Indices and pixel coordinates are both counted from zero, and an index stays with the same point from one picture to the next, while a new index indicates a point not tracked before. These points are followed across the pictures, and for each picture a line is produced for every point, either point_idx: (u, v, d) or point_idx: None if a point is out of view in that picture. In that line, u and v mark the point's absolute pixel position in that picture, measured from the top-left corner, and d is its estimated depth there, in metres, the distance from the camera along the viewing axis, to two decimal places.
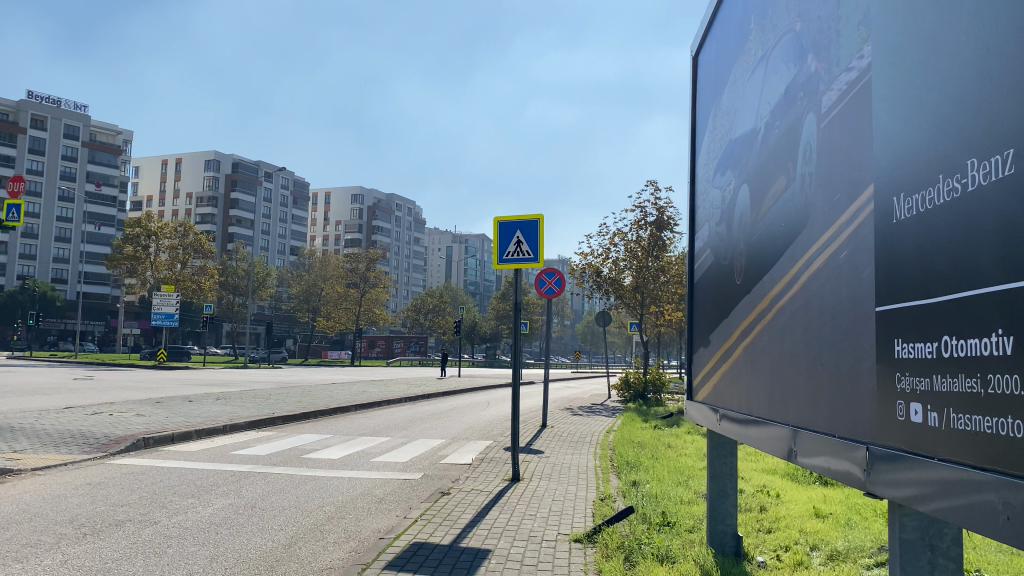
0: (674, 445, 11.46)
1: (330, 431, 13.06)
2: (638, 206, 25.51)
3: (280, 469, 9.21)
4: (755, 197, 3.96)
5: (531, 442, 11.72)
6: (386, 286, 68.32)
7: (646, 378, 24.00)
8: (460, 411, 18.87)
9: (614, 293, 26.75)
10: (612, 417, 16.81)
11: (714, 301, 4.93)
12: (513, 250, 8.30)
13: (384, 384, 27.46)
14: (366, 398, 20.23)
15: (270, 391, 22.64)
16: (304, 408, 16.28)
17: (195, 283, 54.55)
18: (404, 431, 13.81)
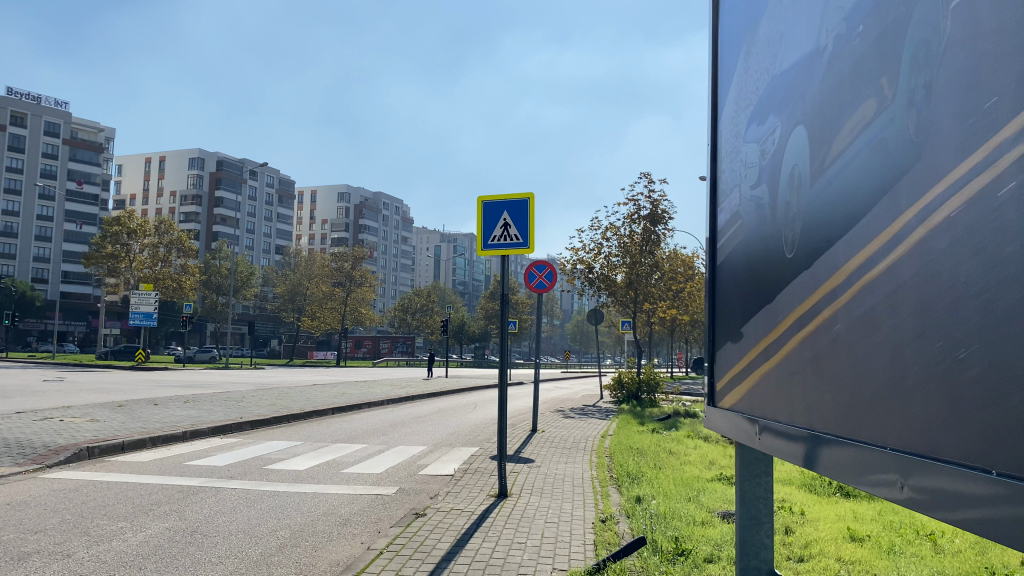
0: (676, 453, 10.46)
1: (302, 439, 12.00)
2: (632, 199, 24.53)
3: (237, 483, 8.16)
4: (820, 134, 2.97)
5: (519, 449, 10.69)
6: (373, 285, 67.17)
7: (639, 377, 23.07)
8: (446, 414, 17.81)
9: (606, 290, 25.73)
10: (606, 419, 15.82)
11: (746, 283, 3.94)
12: (498, 234, 7.29)
13: (367, 385, 26.39)
14: (345, 400, 19.14)
15: (245, 393, 21.50)
16: (277, 411, 15.19)
17: (176, 281, 53.22)
18: (382, 437, 12.76)
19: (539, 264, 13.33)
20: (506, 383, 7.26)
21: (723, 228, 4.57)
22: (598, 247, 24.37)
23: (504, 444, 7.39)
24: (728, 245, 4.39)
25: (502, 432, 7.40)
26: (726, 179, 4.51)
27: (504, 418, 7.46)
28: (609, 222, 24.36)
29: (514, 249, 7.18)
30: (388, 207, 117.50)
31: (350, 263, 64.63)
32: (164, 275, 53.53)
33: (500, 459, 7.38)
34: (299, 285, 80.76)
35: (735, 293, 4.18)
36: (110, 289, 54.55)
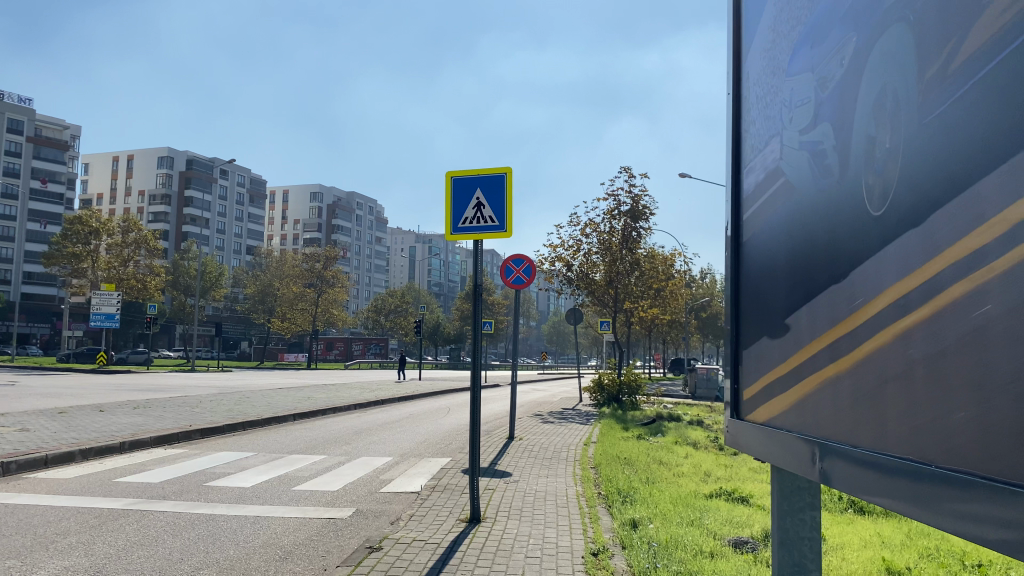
0: (667, 463, 9.50)
1: (255, 450, 10.89)
2: (611, 194, 23.60)
3: (168, 505, 7.05)
4: (941, 29, 2.02)
5: (495, 460, 9.62)
6: (346, 286, 65.77)
7: (620, 379, 22.15)
8: (416, 420, 16.71)
9: (585, 288, 24.81)
10: (586, 425, 14.83)
11: (799, 255, 2.98)
12: (470, 216, 6.29)
13: (334, 388, 25.22)
14: (309, 405, 17.99)
15: (204, 397, 20.24)
16: (232, 418, 14.05)
17: (140, 281, 51.58)
18: (345, 447, 11.67)
19: (516, 258, 12.34)
20: (479, 384, 6.15)
21: (752, 195, 3.63)
22: (578, 243, 23.37)
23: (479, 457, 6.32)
24: (762, 215, 3.43)
25: (476, 441, 6.32)
26: (757, 130, 3.57)
27: (478, 424, 6.38)
28: (589, 217, 23.39)
29: (489, 233, 6.19)
30: (363, 208, 116.13)
31: (322, 263, 63.18)
32: (128, 275, 51.85)
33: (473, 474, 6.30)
34: (270, 286, 79.31)
35: (773, 276, 3.24)
36: (72, 289, 52.73)
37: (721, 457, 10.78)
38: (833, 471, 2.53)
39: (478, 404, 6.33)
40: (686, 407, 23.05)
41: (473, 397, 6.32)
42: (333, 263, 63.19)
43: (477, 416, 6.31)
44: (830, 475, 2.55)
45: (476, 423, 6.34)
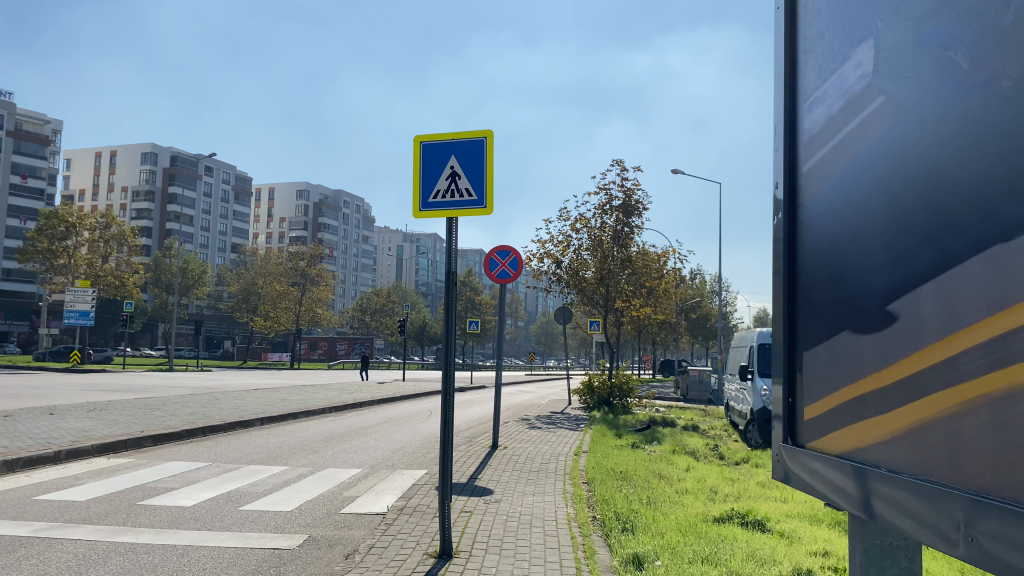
0: (667, 478, 8.48)
1: (209, 461, 9.79)
2: (603, 188, 22.54)
3: (85, 531, 5.95)
4: None
5: (476, 473, 8.57)
6: (330, 286, 64.50)
7: (612, 381, 21.16)
8: (395, 424, 15.64)
9: (575, 286, 23.80)
10: (575, 430, 13.83)
11: (908, 211, 2.02)
12: (443, 188, 5.25)
13: (312, 390, 24.12)
14: (282, 409, 16.92)
15: (171, 399, 19.07)
16: (193, 422, 12.96)
17: (118, 278, 50.27)
18: (311, 456, 10.59)
19: (501, 249, 11.31)
20: (453, 390, 5.08)
21: (817, 136, 2.65)
22: (568, 239, 22.33)
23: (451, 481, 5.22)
24: (841, 160, 2.45)
25: (448, 461, 5.21)
26: (828, 45, 2.57)
27: (450, 439, 5.28)
28: (579, 212, 22.39)
29: (466, 209, 5.15)
30: (350, 207, 114.89)
31: (306, 261, 61.80)
32: (105, 271, 50.60)
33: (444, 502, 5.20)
34: (254, 284, 78.01)
35: (862, 247, 2.26)
36: (48, 286, 51.34)
37: (726, 471, 9.77)
38: (1000, 549, 1.55)
39: (452, 414, 5.24)
40: (680, 411, 22.08)
41: (446, 407, 5.23)
42: (318, 261, 61.84)
43: (449, 430, 5.21)
44: (995, 554, 1.56)
45: (448, 438, 5.24)
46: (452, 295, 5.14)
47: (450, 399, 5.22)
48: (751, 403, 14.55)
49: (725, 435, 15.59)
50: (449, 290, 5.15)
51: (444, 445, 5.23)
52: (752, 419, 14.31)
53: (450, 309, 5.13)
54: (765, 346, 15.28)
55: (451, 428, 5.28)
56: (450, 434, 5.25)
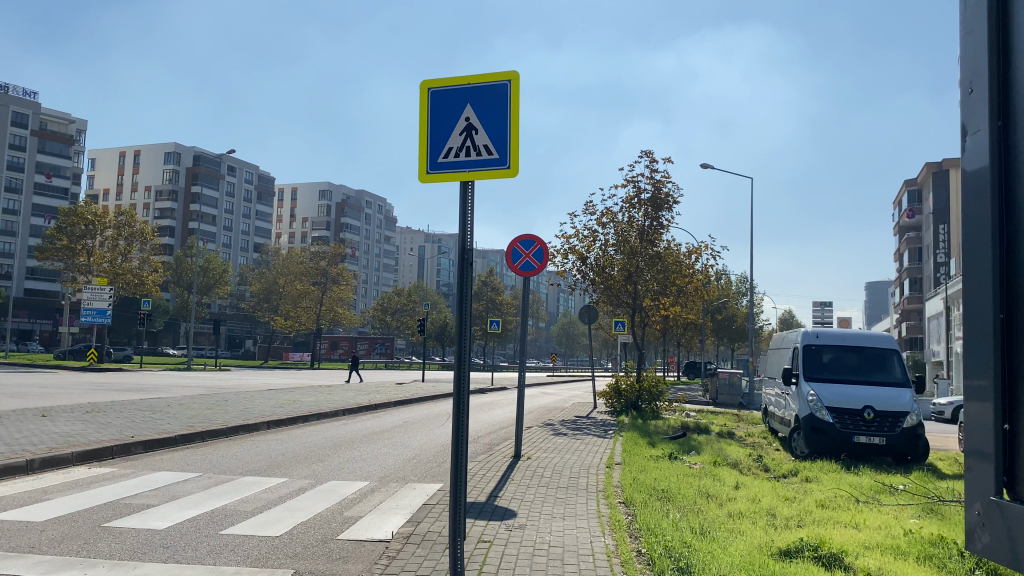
0: (715, 497, 7.39)
1: (198, 472, 8.80)
2: (630, 180, 21.41)
3: (23, 564, 4.94)
4: None
5: (494, 489, 7.49)
6: (350, 286, 63.95)
7: (639, 384, 20.02)
8: (410, 428, 14.61)
9: (601, 284, 22.72)
10: (605, 439, 12.72)
11: None
12: (455, 145, 4.20)
13: (328, 390, 23.14)
14: (292, 411, 15.95)
15: (179, 399, 18.14)
16: (191, 427, 11.97)
17: (136, 275, 49.88)
18: (314, 465, 9.56)
19: (524, 238, 10.26)
20: (466, 395, 3.99)
21: None
22: (594, 234, 21.23)
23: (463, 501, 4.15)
24: None
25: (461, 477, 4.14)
26: None
27: (464, 447, 4.21)
28: (605, 206, 21.29)
29: (484, 171, 4.12)
30: (372, 206, 114.30)
31: (327, 260, 61.18)
32: (124, 269, 50.32)
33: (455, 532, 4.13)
34: (274, 284, 77.53)
35: None
36: (68, 284, 51.13)
37: (780, 489, 8.62)
38: None
39: (466, 418, 4.15)
40: (712, 417, 20.88)
41: (458, 410, 4.13)
42: (339, 261, 61.25)
43: (462, 439, 4.13)
44: None
45: (460, 449, 4.16)
46: (466, 277, 4.10)
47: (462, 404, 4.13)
48: (795, 408, 13.38)
49: (764, 444, 14.44)
50: (463, 267, 4.10)
51: (456, 454, 4.15)
52: (798, 425, 13.14)
53: (464, 293, 4.06)
54: (811, 347, 14.11)
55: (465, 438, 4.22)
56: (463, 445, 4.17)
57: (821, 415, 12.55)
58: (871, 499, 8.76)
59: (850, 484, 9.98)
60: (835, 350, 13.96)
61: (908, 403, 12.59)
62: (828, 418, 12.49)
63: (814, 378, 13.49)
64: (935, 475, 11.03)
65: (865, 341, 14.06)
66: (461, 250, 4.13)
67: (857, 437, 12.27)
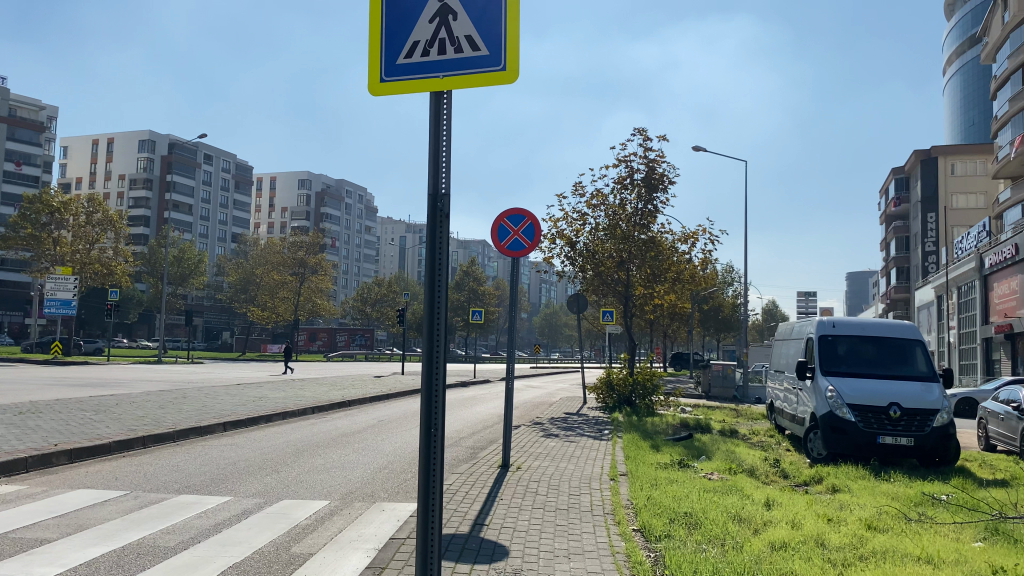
0: (749, 524, 6.07)
1: (124, 489, 7.38)
2: (622, 159, 20.01)
3: None
4: None
5: (478, 514, 6.13)
6: (329, 275, 62.17)
7: (633, 376, 18.73)
8: (385, 428, 13.21)
9: (590, 270, 21.39)
10: (601, 441, 11.37)
11: None
12: (425, 37, 2.89)
13: (299, 385, 21.62)
14: (257, 409, 14.50)
15: (132, 396, 16.60)
16: (131, 431, 10.45)
17: (104, 264, 47.86)
18: (268, 479, 8.14)
19: (513, 213, 8.86)
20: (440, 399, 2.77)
21: None
22: (583, 217, 19.84)
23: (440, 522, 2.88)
24: None
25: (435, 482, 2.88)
26: None
27: (438, 453, 2.95)
28: (595, 187, 19.92)
29: (467, 76, 2.83)
30: (351, 195, 112.51)
31: (306, 250, 59.63)
32: (91, 258, 48.22)
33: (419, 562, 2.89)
34: (252, 275, 75.73)
35: None
36: (33, 274, 49.10)
37: (819, 507, 7.33)
38: None
39: (441, 416, 2.91)
40: (710, 412, 19.65)
41: (428, 399, 2.88)
42: (318, 250, 59.58)
43: (432, 453, 2.88)
44: None
45: (430, 466, 2.90)
46: (440, 232, 2.90)
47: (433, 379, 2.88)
48: (812, 405, 12.12)
49: (773, 444, 13.16)
50: (436, 220, 2.91)
51: (425, 467, 2.89)
52: (815, 424, 11.85)
53: (437, 253, 2.89)
54: (827, 338, 12.83)
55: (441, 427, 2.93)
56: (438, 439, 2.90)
57: (842, 413, 11.30)
58: (922, 516, 7.48)
59: (887, 495, 8.72)
60: (853, 340, 12.70)
61: (938, 399, 11.35)
62: (850, 417, 11.23)
63: (831, 372, 12.21)
64: (975, 483, 9.77)
65: (885, 331, 12.82)
66: (434, 193, 2.93)
67: (883, 437, 11.02)
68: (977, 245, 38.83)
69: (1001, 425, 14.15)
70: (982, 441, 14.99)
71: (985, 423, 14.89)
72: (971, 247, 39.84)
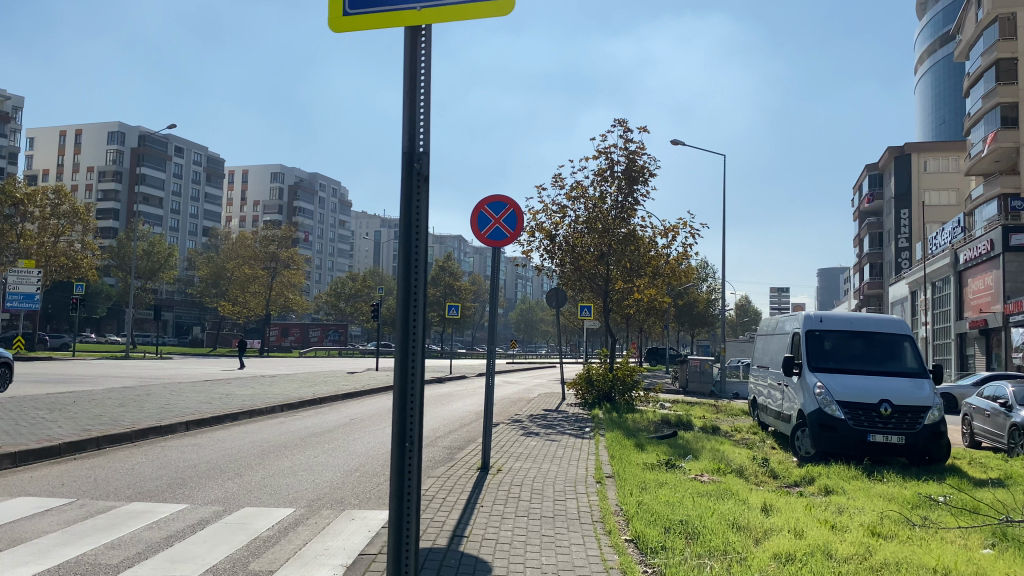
0: (751, 532, 5.63)
1: (69, 497, 6.75)
2: (602, 151, 19.51)
3: None
4: None
5: (458, 527, 5.60)
6: (302, 269, 61.50)
7: (613, 373, 18.31)
8: (358, 427, 12.62)
9: (570, 264, 20.89)
10: (584, 439, 10.91)
11: None
12: None
13: (269, 382, 20.89)
14: (223, 407, 13.88)
15: (90, 393, 15.81)
16: (86, 432, 9.79)
17: (70, 257, 46.77)
18: (230, 484, 7.56)
19: (493, 200, 8.34)
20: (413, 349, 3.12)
21: None
22: (563, 210, 19.32)
23: (417, 432, 3.29)
24: None
25: (413, 397, 3.25)
26: None
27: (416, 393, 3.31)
28: (574, 179, 19.46)
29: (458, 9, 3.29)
30: (324, 189, 111.06)
31: (278, 243, 58.61)
32: (57, 251, 47.07)
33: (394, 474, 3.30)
34: (223, 269, 74.40)
35: None
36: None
37: (820, 511, 6.91)
38: None
39: (418, 369, 3.29)
40: (691, 409, 19.30)
41: (405, 343, 3.23)
42: (290, 244, 58.55)
43: (409, 396, 3.24)
44: None
45: (408, 410, 3.27)
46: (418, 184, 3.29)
47: (413, 317, 3.25)
48: (799, 403, 11.73)
49: (757, 441, 12.80)
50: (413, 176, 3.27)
51: (402, 410, 3.27)
52: (803, 421, 11.48)
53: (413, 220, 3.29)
54: (814, 333, 12.48)
55: (418, 363, 3.31)
56: (415, 376, 3.28)
57: (831, 411, 10.94)
58: (924, 520, 7.11)
59: (884, 498, 8.35)
60: (840, 335, 12.36)
61: (929, 397, 11.01)
62: (839, 414, 10.87)
63: (819, 368, 11.85)
64: (970, 483, 9.44)
65: (874, 326, 12.50)
66: (409, 154, 3.31)
67: (873, 436, 10.66)
68: (952, 241, 38.96)
69: (987, 422, 13.92)
70: (968, 437, 14.76)
71: (971, 420, 14.64)
72: (946, 243, 40.01)
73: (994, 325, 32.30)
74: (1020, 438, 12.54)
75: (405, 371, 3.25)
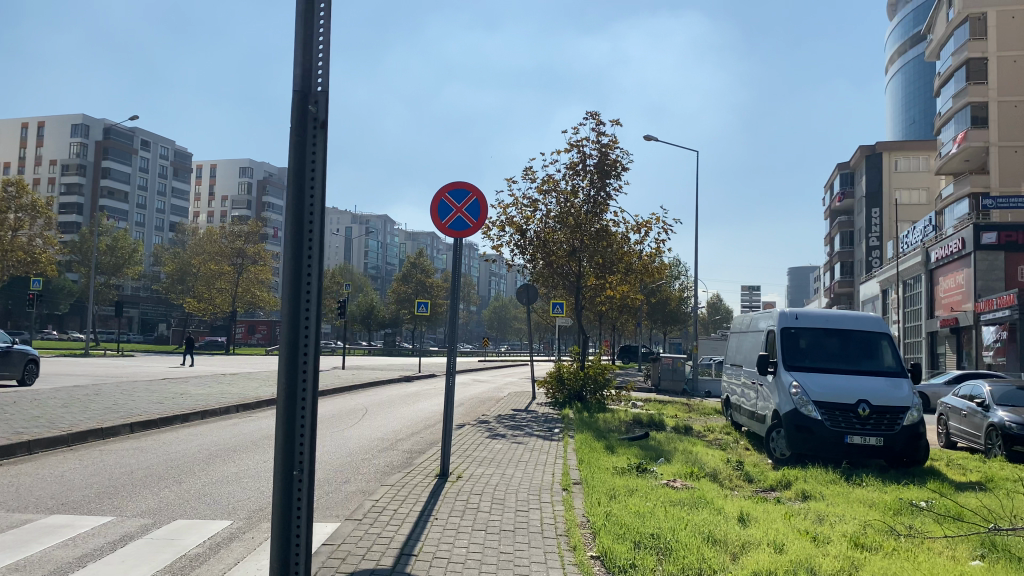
0: (728, 548, 5.12)
1: None
2: (575, 145, 19.02)
3: None
4: None
5: (407, 545, 5.03)
6: (269, 265, 60.53)
7: (584, 371, 17.87)
8: (317, 429, 12.01)
9: (542, 260, 20.38)
10: (551, 442, 10.42)
11: None
12: None
13: (229, 381, 20.13)
14: (175, 408, 13.22)
15: (35, 392, 14.99)
16: (18, 435, 9.09)
17: (29, 252, 45.54)
18: (167, 493, 6.94)
19: (454, 187, 7.80)
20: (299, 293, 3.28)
21: None
22: (535, 204, 18.79)
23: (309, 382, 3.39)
24: None
25: (304, 348, 3.36)
26: None
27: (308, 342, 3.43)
28: (545, 173, 18.91)
29: None
30: None
31: (245, 239, 57.47)
32: (14, 245, 45.73)
33: (286, 406, 3.38)
34: (189, 265, 72.95)
35: None
36: None
37: (800, 522, 6.49)
38: None
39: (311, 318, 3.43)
40: (664, 408, 18.90)
41: (294, 288, 3.39)
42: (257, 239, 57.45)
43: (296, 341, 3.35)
44: None
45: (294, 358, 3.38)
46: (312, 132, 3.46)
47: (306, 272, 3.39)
48: (775, 402, 11.36)
49: (731, 443, 12.42)
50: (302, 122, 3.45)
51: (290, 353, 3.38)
52: (778, 422, 11.12)
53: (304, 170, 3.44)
54: (790, 331, 12.09)
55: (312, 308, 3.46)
56: (308, 323, 3.40)
57: (808, 412, 10.56)
58: (910, 528, 6.71)
59: (864, 503, 7.95)
60: (816, 333, 12.01)
61: (908, 397, 10.69)
62: (816, 415, 10.50)
63: (795, 367, 11.47)
64: (952, 487, 9.08)
65: (851, 323, 12.14)
66: (303, 96, 3.49)
67: (851, 437, 10.32)
68: (923, 239, 39.23)
69: (963, 422, 13.68)
70: (943, 437, 14.54)
71: (947, 419, 14.41)
72: (917, 241, 40.23)
73: (965, 323, 32.43)
74: (997, 438, 12.30)
75: (296, 320, 3.39)
